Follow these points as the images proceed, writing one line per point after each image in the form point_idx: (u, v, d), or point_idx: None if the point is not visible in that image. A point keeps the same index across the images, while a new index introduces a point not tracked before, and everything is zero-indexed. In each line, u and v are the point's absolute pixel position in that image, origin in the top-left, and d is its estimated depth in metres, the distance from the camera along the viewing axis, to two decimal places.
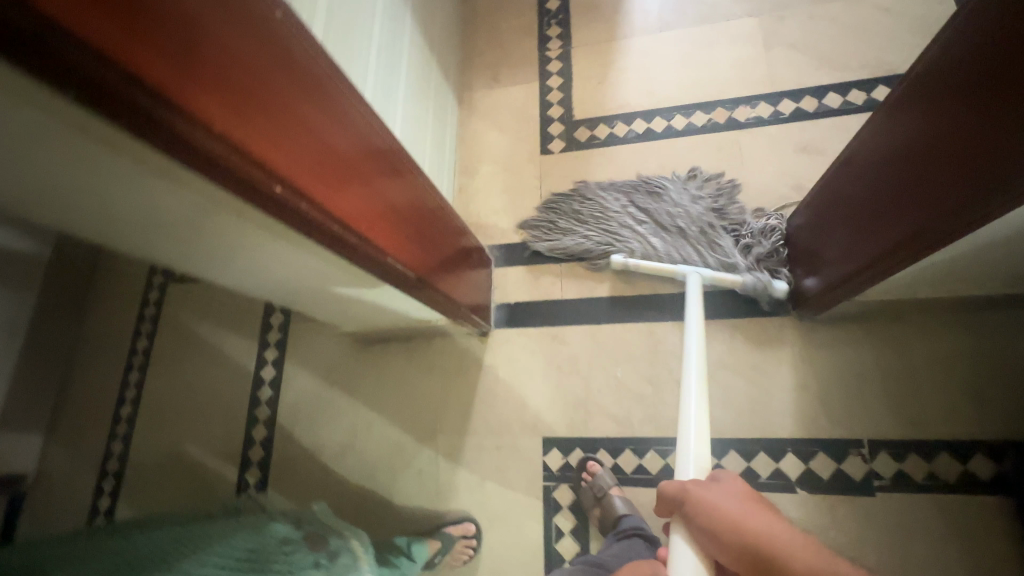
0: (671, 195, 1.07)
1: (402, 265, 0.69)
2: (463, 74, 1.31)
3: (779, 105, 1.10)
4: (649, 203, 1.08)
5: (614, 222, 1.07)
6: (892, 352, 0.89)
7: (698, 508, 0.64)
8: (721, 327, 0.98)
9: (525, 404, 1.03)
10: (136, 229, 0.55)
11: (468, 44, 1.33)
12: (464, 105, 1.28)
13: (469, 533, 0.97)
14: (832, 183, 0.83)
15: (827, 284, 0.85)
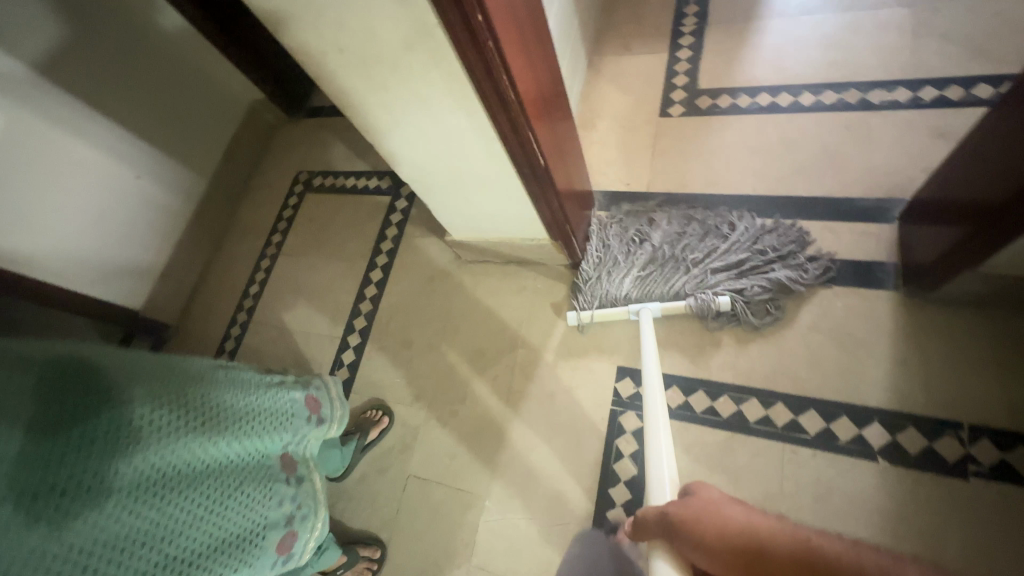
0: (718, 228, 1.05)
1: (539, 146, 0.79)
2: (597, 40, 1.40)
3: (919, 92, 1.07)
4: (672, 231, 1.07)
5: (626, 240, 1.09)
6: (1008, 345, 0.85)
7: (672, 522, 0.60)
8: (822, 292, 0.97)
9: (605, 335, 1.08)
10: (344, 91, 0.74)
11: (607, 15, 1.43)
12: (592, 67, 1.38)
13: (373, 556, 1.02)
14: (958, 151, 0.83)
15: (948, 246, 0.83)
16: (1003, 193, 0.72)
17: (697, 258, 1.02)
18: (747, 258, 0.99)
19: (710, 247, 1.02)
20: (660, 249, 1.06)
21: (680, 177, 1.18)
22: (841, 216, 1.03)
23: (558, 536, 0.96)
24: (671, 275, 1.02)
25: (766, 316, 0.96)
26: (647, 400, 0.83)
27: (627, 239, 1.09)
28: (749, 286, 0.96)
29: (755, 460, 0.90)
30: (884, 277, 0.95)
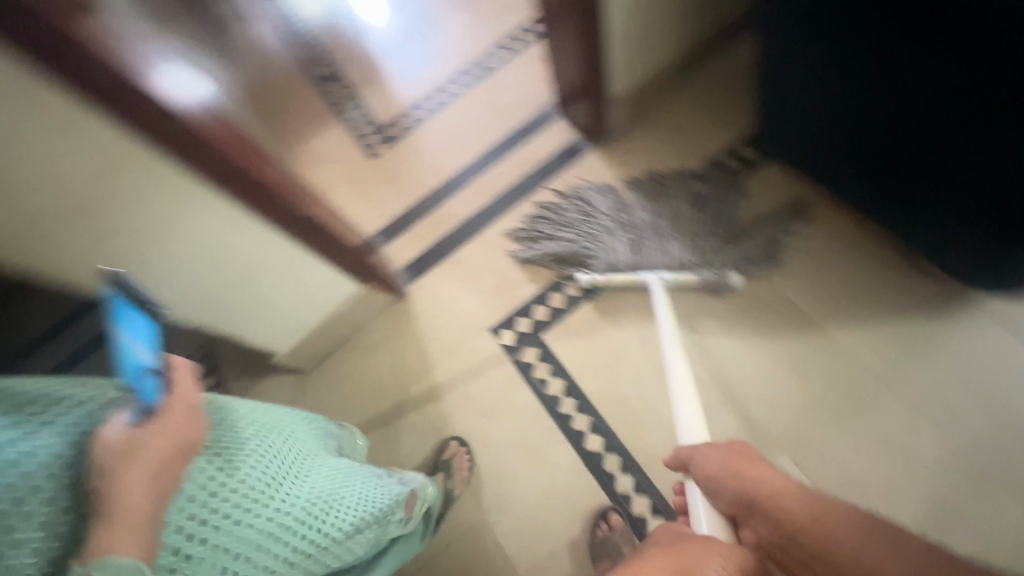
0: (653, 199, 1.13)
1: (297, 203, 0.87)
2: (281, 144, 1.54)
3: (508, 47, 1.50)
4: (629, 206, 1.13)
5: (601, 220, 1.12)
6: (664, 127, 1.24)
7: (714, 480, 0.65)
8: (559, 182, 1.27)
9: (463, 318, 1.18)
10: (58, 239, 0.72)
11: (274, 124, 1.58)
12: (291, 161, 1.50)
13: None
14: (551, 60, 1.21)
15: (590, 105, 1.18)
16: (578, 65, 1.10)
17: (669, 224, 1.08)
18: (705, 219, 1.07)
19: (673, 210, 1.09)
20: (635, 226, 1.09)
21: (422, 183, 1.38)
22: (532, 135, 1.35)
23: (560, 479, 1.00)
24: (660, 239, 1.06)
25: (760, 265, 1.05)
26: (669, 359, 0.93)
27: (605, 223, 1.12)
28: (731, 245, 1.05)
29: (616, 301, 1.11)
30: (580, 147, 1.29)
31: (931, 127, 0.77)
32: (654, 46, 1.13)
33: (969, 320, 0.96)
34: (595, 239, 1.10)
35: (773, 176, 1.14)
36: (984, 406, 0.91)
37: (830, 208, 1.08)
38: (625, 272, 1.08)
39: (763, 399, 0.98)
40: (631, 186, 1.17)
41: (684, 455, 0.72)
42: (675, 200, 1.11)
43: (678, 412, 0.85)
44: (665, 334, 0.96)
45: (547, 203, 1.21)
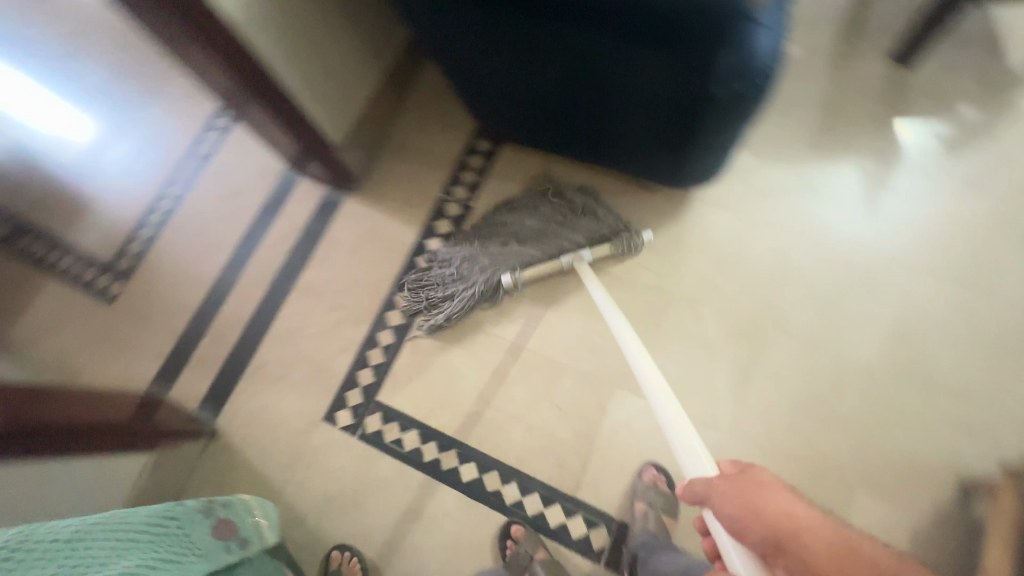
0: (502, 207, 1.14)
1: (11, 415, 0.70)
2: None
3: (217, 125, 1.36)
4: (492, 225, 1.12)
5: (495, 248, 1.09)
6: (403, 148, 1.24)
7: (736, 519, 0.53)
8: (328, 241, 1.20)
9: (291, 422, 1.07)
10: None
11: None
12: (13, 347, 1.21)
13: None
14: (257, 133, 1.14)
15: (319, 159, 1.14)
16: (284, 130, 1.05)
17: (538, 215, 1.08)
18: (555, 199, 1.11)
19: (524, 207, 1.11)
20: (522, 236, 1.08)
21: (185, 303, 1.21)
22: (280, 205, 1.26)
23: (455, 524, 0.97)
24: (539, 233, 1.07)
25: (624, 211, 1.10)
26: (627, 351, 0.80)
27: (490, 246, 1.09)
28: (594, 205, 1.09)
29: (430, 328, 1.09)
30: (334, 199, 1.24)
31: (582, 79, 0.87)
32: (349, 81, 1.10)
33: (700, 205, 1.10)
34: (492, 265, 1.06)
35: (513, 156, 1.20)
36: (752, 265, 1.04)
37: (567, 165, 1.17)
38: (530, 269, 1.04)
39: (586, 353, 1.03)
40: (470, 212, 1.17)
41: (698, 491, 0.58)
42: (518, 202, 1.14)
43: (672, 437, 0.69)
44: (612, 317, 0.87)
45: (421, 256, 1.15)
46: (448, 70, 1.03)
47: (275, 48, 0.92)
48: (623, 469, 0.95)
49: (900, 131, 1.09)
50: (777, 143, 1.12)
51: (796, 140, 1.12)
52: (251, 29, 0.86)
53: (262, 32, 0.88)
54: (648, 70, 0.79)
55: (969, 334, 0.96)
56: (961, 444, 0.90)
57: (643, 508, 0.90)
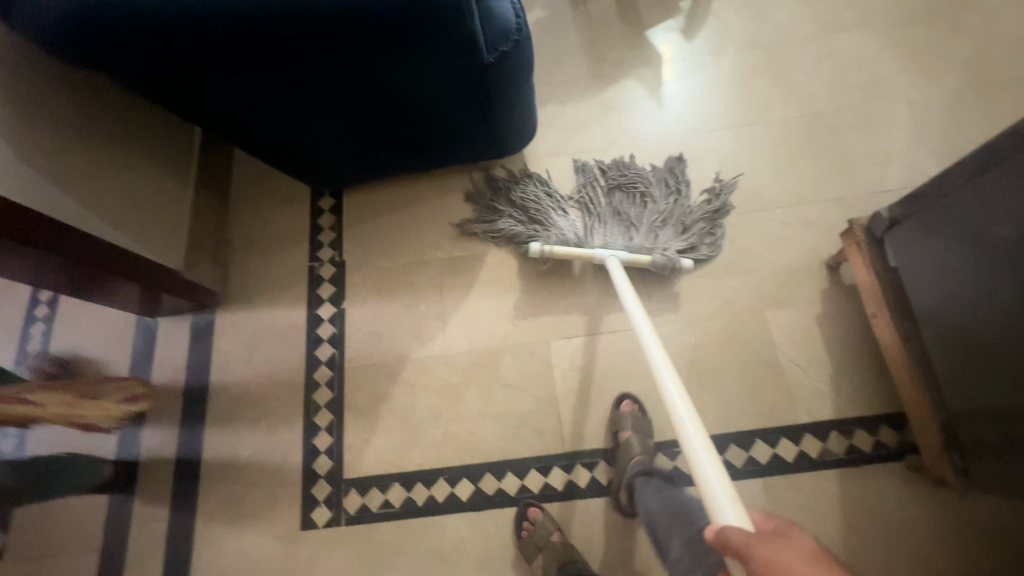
0: (653, 192, 1.14)
1: None
2: None
3: (36, 319, 1.21)
4: (611, 198, 1.14)
5: (627, 211, 1.11)
6: (253, 241, 1.21)
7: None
8: (219, 364, 1.13)
9: (269, 552, 0.98)
10: None
11: None
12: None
13: None
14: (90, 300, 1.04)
15: (172, 296, 1.07)
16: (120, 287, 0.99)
17: (638, 216, 1.11)
18: (654, 217, 1.10)
19: (645, 207, 1.12)
20: (652, 220, 1.09)
21: (87, 509, 1.04)
22: (150, 358, 1.16)
23: (477, 543, 0.95)
24: (612, 228, 1.08)
25: (711, 249, 1.07)
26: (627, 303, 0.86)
27: (618, 208, 1.12)
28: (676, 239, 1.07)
29: (361, 385, 1.07)
30: (205, 322, 1.16)
31: (375, 98, 0.92)
32: (158, 200, 1.05)
33: (533, 162, 1.21)
34: (545, 219, 1.11)
35: (358, 201, 1.22)
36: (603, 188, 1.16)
37: (413, 182, 1.22)
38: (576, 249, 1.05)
39: (512, 329, 1.07)
40: (624, 175, 1.15)
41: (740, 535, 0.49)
42: (662, 201, 1.12)
43: (683, 432, 0.61)
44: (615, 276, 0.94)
45: (484, 177, 1.20)
46: (252, 146, 1.03)
47: (68, 201, 0.85)
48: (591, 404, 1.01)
49: (653, 41, 1.30)
50: (568, 87, 1.27)
51: (581, 79, 1.28)
52: (32, 195, 0.79)
53: (45, 192, 0.81)
54: (424, 67, 0.86)
55: (774, 157, 1.15)
56: (814, 238, 1.07)
57: (624, 445, 0.94)
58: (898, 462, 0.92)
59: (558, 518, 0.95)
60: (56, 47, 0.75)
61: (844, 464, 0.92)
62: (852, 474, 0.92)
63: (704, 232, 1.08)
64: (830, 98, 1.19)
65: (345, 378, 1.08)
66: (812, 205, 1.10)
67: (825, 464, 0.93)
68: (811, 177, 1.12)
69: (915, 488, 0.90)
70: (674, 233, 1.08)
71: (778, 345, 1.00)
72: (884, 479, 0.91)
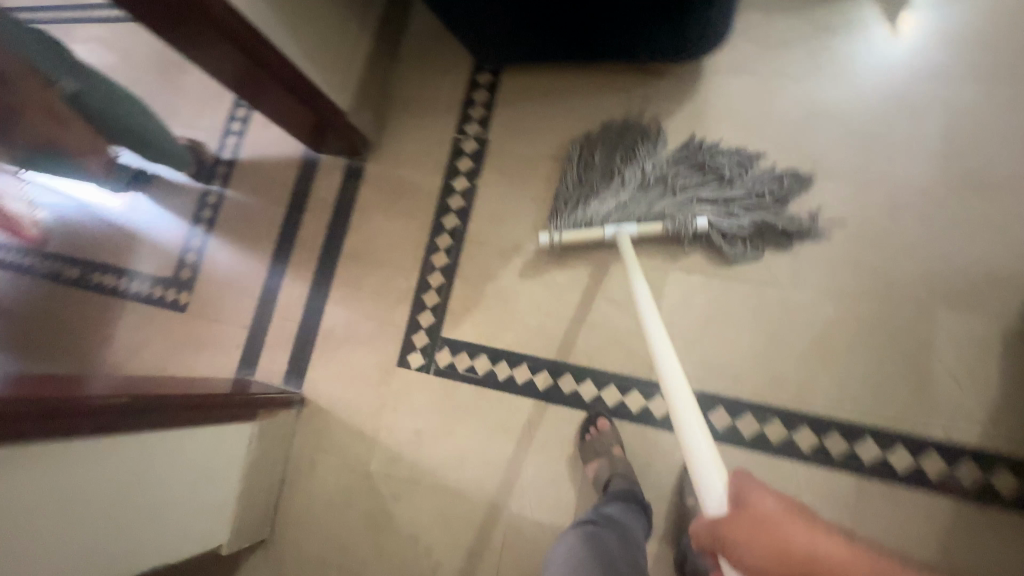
0: (733, 176, 0.99)
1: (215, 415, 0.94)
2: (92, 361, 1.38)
3: (233, 131, 1.42)
4: (680, 170, 1.02)
5: (684, 185, 1.00)
6: (410, 101, 1.27)
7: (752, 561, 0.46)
8: (360, 206, 1.25)
9: (368, 373, 1.14)
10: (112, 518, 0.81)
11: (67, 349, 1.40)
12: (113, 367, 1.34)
13: None
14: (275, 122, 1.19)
15: (336, 131, 1.18)
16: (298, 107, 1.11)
17: (689, 195, 0.99)
18: (704, 200, 0.98)
19: (707, 188, 0.99)
20: (699, 202, 0.98)
21: (247, 293, 1.29)
22: (308, 185, 1.31)
23: (540, 430, 1.01)
24: (649, 202, 0.99)
25: (746, 251, 0.95)
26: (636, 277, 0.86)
27: (677, 181, 1.01)
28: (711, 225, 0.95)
29: (475, 260, 1.12)
30: (356, 166, 1.28)
31: None
32: (341, 42, 1.12)
33: (710, 75, 1.07)
34: (591, 180, 1.04)
35: (515, 82, 1.20)
36: (780, 123, 1.01)
37: (572, 73, 1.16)
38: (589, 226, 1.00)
39: (630, 247, 1.03)
40: (715, 152, 1.01)
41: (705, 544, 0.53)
42: (732, 187, 0.98)
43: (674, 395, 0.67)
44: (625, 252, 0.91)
45: (650, 82, 1.10)
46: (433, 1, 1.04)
47: (269, 16, 0.94)
48: (692, 344, 0.96)
49: None
50: None
51: None
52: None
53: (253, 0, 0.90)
54: None
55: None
56: None
57: (693, 502, 0.89)
58: None
59: (623, 437, 0.96)
60: None
61: (965, 496, 0.81)
62: (972, 511, 0.80)
63: (749, 226, 0.95)
64: None
65: (462, 249, 1.14)
66: None
67: (940, 488, 0.82)
68: None
69: None
70: (713, 218, 0.95)
71: (936, 350, 0.85)
72: (1009, 527, 0.79)
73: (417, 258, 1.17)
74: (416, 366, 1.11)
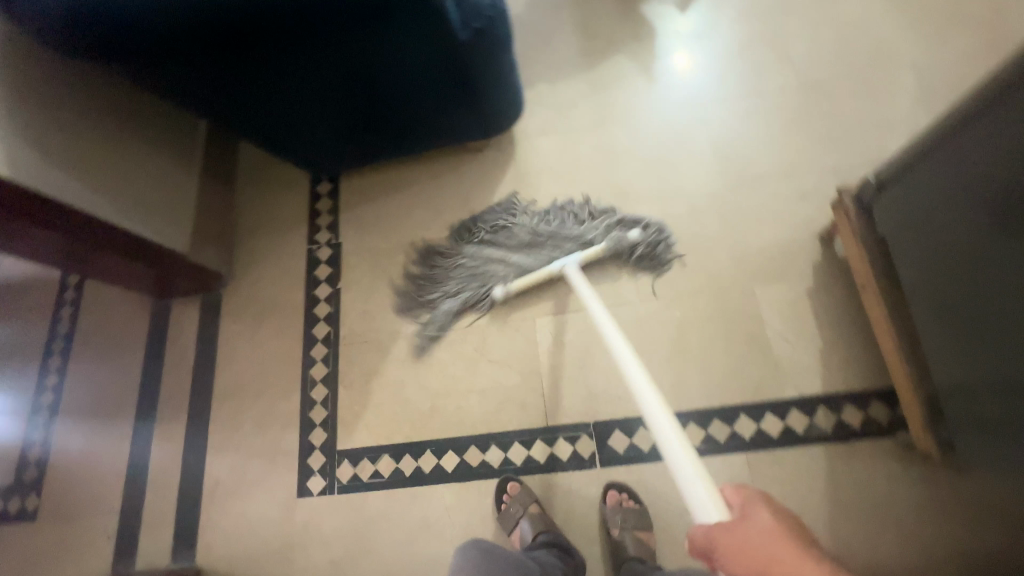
0: (557, 216, 1.11)
1: None
2: None
3: (66, 301, 1.31)
4: (503, 234, 1.11)
5: (522, 241, 1.10)
6: (256, 225, 1.27)
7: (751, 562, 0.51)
8: (224, 341, 1.19)
9: (267, 517, 1.04)
10: None
11: None
12: None
13: None
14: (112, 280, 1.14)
15: (183, 273, 1.16)
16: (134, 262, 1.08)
17: (536, 244, 1.08)
18: (550, 242, 1.08)
19: (552, 230, 1.09)
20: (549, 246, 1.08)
21: (111, 473, 1.14)
22: (163, 336, 1.24)
23: (460, 513, 0.98)
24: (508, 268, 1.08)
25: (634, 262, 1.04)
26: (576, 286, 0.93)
27: (513, 241, 1.10)
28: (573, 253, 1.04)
29: (355, 362, 1.11)
30: (212, 302, 1.23)
31: (356, 80, 0.96)
32: (168, 190, 1.12)
33: (521, 142, 1.21)
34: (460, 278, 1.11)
35: (353, 184, 1.26)
36: (588, 167, 1.17)
37: (404, 165, 1.25)
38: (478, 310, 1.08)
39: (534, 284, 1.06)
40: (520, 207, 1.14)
41: (699, 545, 0.56)
42: (577, 221, 1.10)
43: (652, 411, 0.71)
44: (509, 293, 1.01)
45: (473, 159, 1.22)
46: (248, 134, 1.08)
47: (79, 186, 0.93)
48: (575, 379, 1.01)
49: (646, 15, 1.28)
50: (558, 66, 1.27)
51: (571, 57, 1.27)
52: (43, 178, 0.86)
53: (57, 176, 0.89)
54: (396, 49, 0.90)
55: (768, 128, 1.12)
56: (809, 211, 1.04)
57: (618, 534, 0.89)
58: (890, 438, 0.89)
59: (540, 490, 0.96)
60: (55, 41, 0.82)
61: (832, 439, 0.90)
62: (841, 451, 0.89)
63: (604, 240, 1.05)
64: (831, 66, 1.14)
65: (340, 354, 1.12)
66: (807, 177, 1.07)
67: (812, 440, 0.90)
68: (806, 148, 1.09)
69: (908, 465, 0.87)
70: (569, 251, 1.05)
71: (766, 320, 0.98)
72: (875, 455, 0.88)
73: (295, 376, 1.13)
74: (318, 490, 1.03)
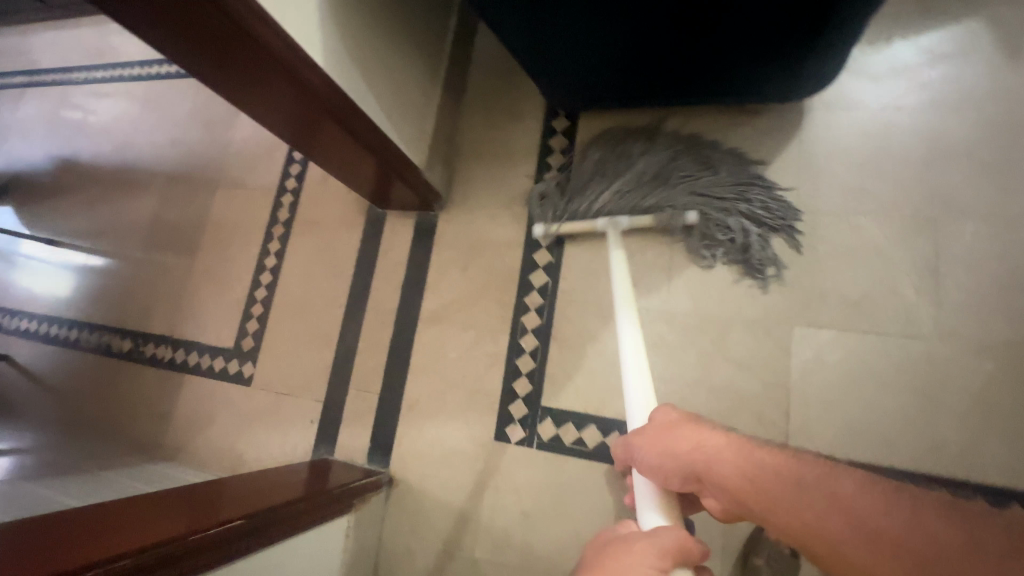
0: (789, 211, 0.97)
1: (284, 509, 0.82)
2: (157, 440, 1.32)
3: (288, 188, 1.36)
4: (673, 189, 0.99)
5: (749, 206, 0.97)
6: (481, 151, 1.21)
7: (657, 465, 0.60)
8: (435, 264, 1.18)
9: (461, 448, 1.06)
10: None
11: (132, 427, 1.35)
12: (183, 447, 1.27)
13: None
14: (338, 177, 1.11)
15: (407, 189, 1.11)
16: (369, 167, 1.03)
17: (718, 216, 0.97)
18: (729, 216, 0.97)
19: (730, 211, 0.97)
20: (701, 208, 0.97)
21: (318, 362, 1.21)
22: (375, 244, 1.24)
23: None
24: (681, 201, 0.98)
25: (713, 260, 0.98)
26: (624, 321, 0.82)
27: (741, 205, 0.97)
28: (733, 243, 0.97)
29: (573, 321, 1.05)
30: (428, 222, 1.21)
31: (685, 12, 0.80)
32: (415, 98, 1.06)
33: (814, 110, 1.01)
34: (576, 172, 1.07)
35: (596, 126, 1.14)
36: (903, 159, 0.95)
37: (657, 115, 1.10)
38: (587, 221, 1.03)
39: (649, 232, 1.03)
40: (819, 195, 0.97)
41: (619, 453, 0.68)
42: (751, 211, 0.97)
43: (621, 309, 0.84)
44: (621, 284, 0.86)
45: (749, 121, 1.03)
46: (523, 50, 0.98)
47: (360, 85, 0.89)
48: (831, 406, 0.88)
49: None
50: (882, 17, 1.01)
51: (906, 10, 1.00)
52: (330, 64, 0.81)
53: (346, 72, 0.85)
54: None
55: None
56: None
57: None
58: None
59: None
60: None
61: None
62: None
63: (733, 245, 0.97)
64: None
65: (556, 309, 1.07)
66: None
67: None
68: None
69: None
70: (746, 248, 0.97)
71: None
72: None
73: (505, 319, 1.09)
74: (517, 440, 1.02)
